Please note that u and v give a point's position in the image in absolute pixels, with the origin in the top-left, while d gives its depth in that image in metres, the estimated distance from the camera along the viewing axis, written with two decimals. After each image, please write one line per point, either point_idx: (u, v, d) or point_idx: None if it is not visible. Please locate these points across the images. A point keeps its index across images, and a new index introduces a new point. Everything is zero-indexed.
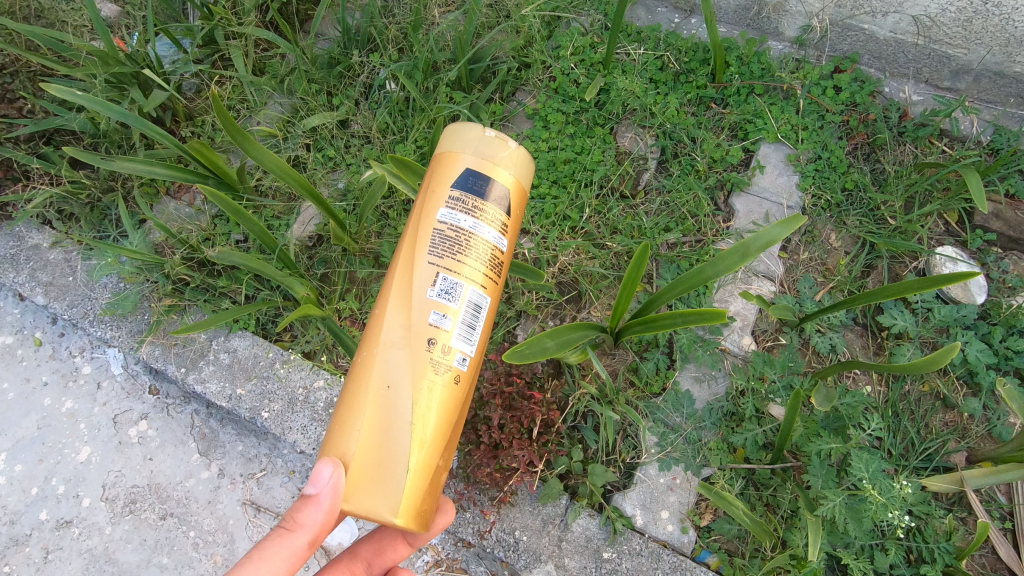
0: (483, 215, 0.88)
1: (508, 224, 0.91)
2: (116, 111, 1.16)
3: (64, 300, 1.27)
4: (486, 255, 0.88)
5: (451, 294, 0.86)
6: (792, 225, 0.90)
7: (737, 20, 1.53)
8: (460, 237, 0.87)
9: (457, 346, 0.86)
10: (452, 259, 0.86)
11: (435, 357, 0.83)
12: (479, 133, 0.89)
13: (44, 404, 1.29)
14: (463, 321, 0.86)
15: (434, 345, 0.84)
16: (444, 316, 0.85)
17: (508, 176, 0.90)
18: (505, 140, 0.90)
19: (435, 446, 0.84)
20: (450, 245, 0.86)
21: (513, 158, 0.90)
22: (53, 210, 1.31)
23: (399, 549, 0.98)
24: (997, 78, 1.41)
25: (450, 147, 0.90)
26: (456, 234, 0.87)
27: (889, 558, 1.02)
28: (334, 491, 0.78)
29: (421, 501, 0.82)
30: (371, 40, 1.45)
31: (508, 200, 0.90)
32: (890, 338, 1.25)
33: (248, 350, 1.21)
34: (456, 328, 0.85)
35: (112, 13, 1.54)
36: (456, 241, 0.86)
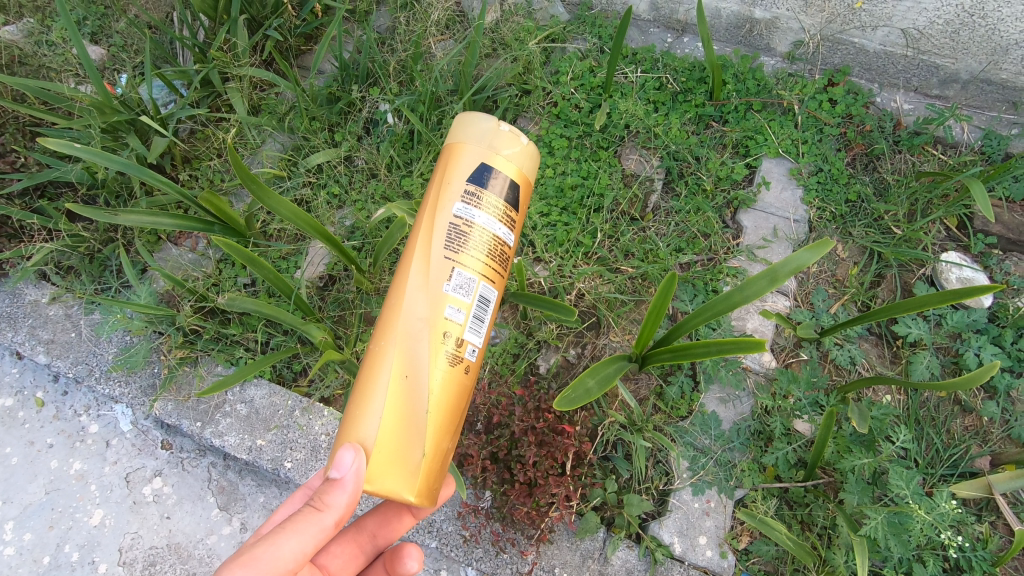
0: (493, 209, 0.87)
1: (515, 219, 0.91)
2: (116, 161, 1.09)
3: (68, 358, 1.23)
4: (496, 250, 0.88)
5: (465, 289, 0.84)
6: (820, 250, 0.91)
7: (729, 37, 1.54)
8: (474, 232, 0.86)
9: (468, 337, 0.85)
10: (465, 252, 0.85)
11: (450, 349, 0.83)
12: (490, 125, 0.87)
13: (50, 467, 1.23)
14: (474, 314, 0.85)
15: (449, 337, 0.83)
16: (458, 308, 0.84)
17: (516, 171, 0.88)
18: (518, 135, 0.89)
19: (448, 434, 0.83)
20: (463, 239, 0.85)
21: (520, 151, 0.89)
22: (52, 264, 1.27)
23: (404, 519, 0.96)
24: (984, 86, 1.42)
25: (460, 139, 0.88)
26: (470, 229, 0.86)
27: (928, 570, 1.03)
28: (358, 474, 0.75)
29: (434, 484, 0.81)
30: (369, 74, 1.44)
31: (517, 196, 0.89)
32: (906, 346, 1.26)
33: (266, 400, 1.18)
34: (469, 322, 0.85)
35: (97, 56, 1.50)
36: (470, 236, 0.85)
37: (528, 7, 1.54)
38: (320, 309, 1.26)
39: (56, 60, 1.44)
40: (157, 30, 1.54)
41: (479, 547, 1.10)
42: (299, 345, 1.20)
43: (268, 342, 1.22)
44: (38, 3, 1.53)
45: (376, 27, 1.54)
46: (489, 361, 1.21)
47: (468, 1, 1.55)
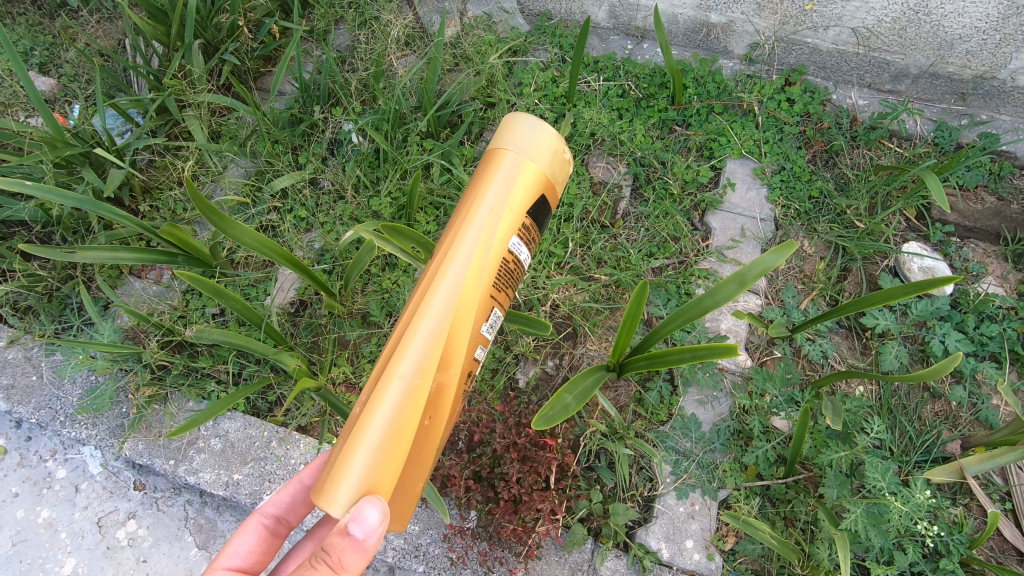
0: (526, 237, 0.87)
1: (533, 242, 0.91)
2: (71, 197, 1.05)
3: (30, 403, 1.18)
4: (516, 276, 0.88)
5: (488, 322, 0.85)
6: (784, 253, 0.91)
7: (688, 42, 1.56)
8: (508, 263, 0.85)
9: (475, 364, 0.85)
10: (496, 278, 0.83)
11: (462, 381, 0.83)
12: (553, 151, 0.85)
13: (17, 517, 1.19)
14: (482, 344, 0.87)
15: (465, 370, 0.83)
16: (478, 341, 0.84)
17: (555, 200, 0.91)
18: (568, 163, 0.89)
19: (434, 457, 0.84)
20: (500, 271, 0.84)
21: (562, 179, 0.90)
22: (8, 306, 1.23)
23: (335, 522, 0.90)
24: (934, 79, 1.46)
25: (527, 156, 0.82)
26: (507, 261, 0.85)
27: (908, 557, 1.05)
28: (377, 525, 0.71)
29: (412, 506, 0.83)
30: (331, 94, 1.43)
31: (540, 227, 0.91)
32: (875, 337, 1.29)
33: (241, 432, 1.15)
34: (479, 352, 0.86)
35: (47, 87, 1.46)
36: (506, 269, 0.85)
37: (488, 19, 1.54)
38: (293, 336, 1.24)
39: (4, 93, 1.40)
40: (108, 58, 1.50)
41: (467, 568, 1.09)
42: (272, 375, 1.18)
43: (240, 373, 1.19)
44: None
45: (335, 46, 1.53)
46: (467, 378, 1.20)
47: (427, 16, 1.54)
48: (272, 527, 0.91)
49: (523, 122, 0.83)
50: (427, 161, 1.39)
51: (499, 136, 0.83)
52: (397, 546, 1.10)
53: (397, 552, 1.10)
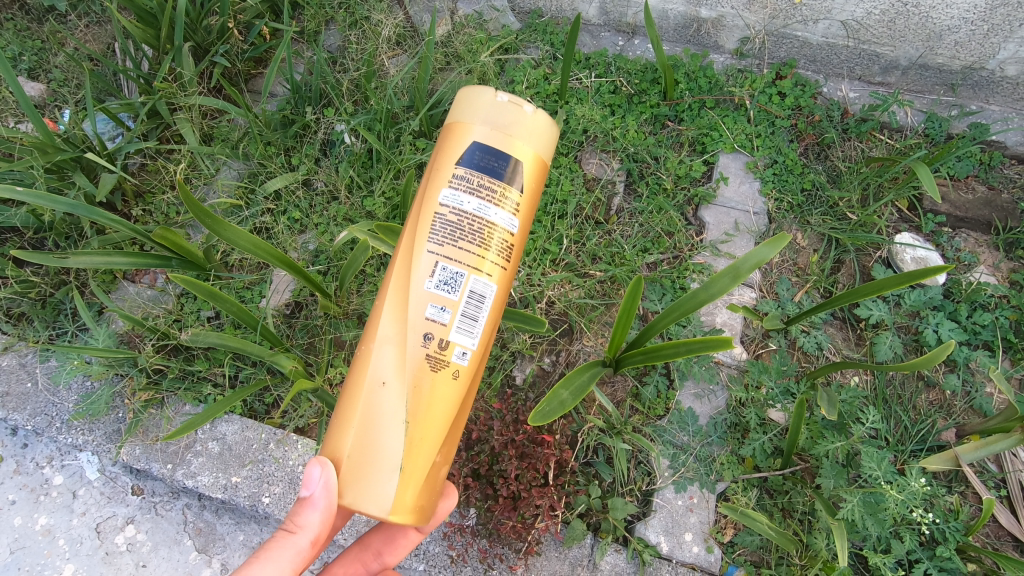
0: (492, 196, 0.83)
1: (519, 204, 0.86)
2: (62, 203, 1.05)
3: (25, 410, 1.18)
4: (495, 241, 0.84)
5: (451, 286, 0.82)
6: (777, 245, 0.93)
7: (678, 37, 1.56)
8: (462, 220, 0.83)
9: (455, 338, 0.81)
10: (461, 245, 0.82)
11: (431, 352, 0.80)
12: (489, 108, 0.85)
13: (14, 524, 1.18)
14: (463, 312, 0.82)
15: (432, 339, 0.81)
16: (442, 307, 0.81)
17: (531, 153, 0.85)
18: (521, 104, 0.85)
19: (436, 446, 0.80)
20: (449, 230, 0.82)
21: (527, 127, 0.85)
22: (1, 312, 1.22)
23: (411, 536, 0.95)
24: (923, 71, 1.47)
25: (467, 120, 0.85)
26: (459, 218, 0.83)
27: (905, 545, 1.06)
28: (333, 488, 0.76)
29: (424, 503, 0.79)
30: (323, 95, 1.42)
31: (518, 177, 0.85)
32: (869, 328, 1.30)
33: (239, 435, 1.15)
34: (456, 321, 0.82)
35: (36, 92, 1.45)
36: (458, 225, 0.82)
37: (479, 18, 1.54)
38: (289, 337, 1.24)
39: None
40: (97, 62, 1.49)
41: (467, 566, 1.09)
42: (269, 377, 1.17)
43: (236, 376, 1.19)
44: None
45: (326, 47, 1.53)
46: None
47: (417, 15, 1.54)
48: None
49: (467, 92, 0.87)
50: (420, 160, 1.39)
51: (452, 112, 0.88)
52: None
53: None
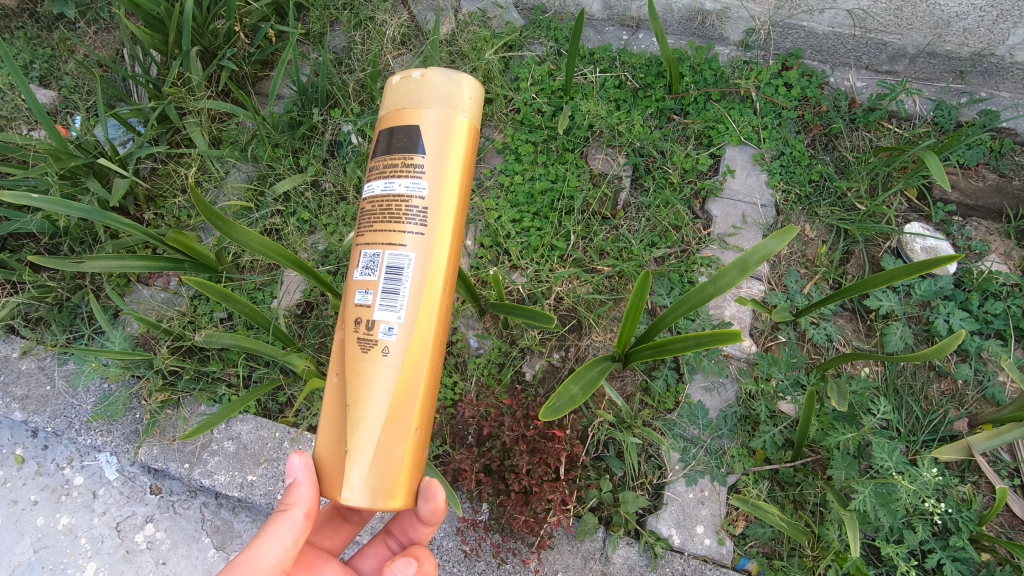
0: (395, 171, 0.90)
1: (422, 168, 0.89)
2: (77, 208, 1.07)
3: (45, 412, 1.20)
4: (405, 211, 0.88)
5: (372, 268, 0.87)
6: (785, 237, 0.93)
7: (683, 30, 1.55)
8: (373, 206, 0.90)
9: (380, 315, 0.85)
10: (373, 229, 0.89)
11: (361, 332, 0.85)
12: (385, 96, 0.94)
13: (37, 524, 1.21)
14: (384, 289, 0.86)
15: (361, 321, 0.86)
16: (366, 290, 0.87)
17: (418, 118, 0.90)
18: (409, 74, 0.92)
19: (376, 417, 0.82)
20: (369, 220, 0.90)
21: (416, 94, 0.91)
22: (20, 317, 1.25)
23: (418, 527, 0.93)
24: (931, 59, 1.46)
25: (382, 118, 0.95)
26: (373, 205, 0.91)
27: (918, 536, 1.06)
28: (309, 468, 0.81)
29: (376, 479, 0.80)
30: (329, 96, 1.43)
31: (413, 146, 0.89)
32: (879, 318, 1.30)
33: (253, 434, 1.17)
34: (377, 299, 0.86)
35: (48, 100, 1.47)
36: (371, 212, 0.90)
37: (483, 15, 1.54)
38: (301, 337, 1.26)
39: (5, 107, 1.41)
40: (107, 69, 1.51)
41: (481, 560, 1.11)
42: (282, 376, 1.19)
43: (250, 376, 1.21)
44: None
45: (331, 48, 1.54)
46: (475, 373, 1.22)
47: (421, 14, 1.55)
48: (340, 510, 0.96)
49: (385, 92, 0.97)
50: None
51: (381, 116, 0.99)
52: None
53: None
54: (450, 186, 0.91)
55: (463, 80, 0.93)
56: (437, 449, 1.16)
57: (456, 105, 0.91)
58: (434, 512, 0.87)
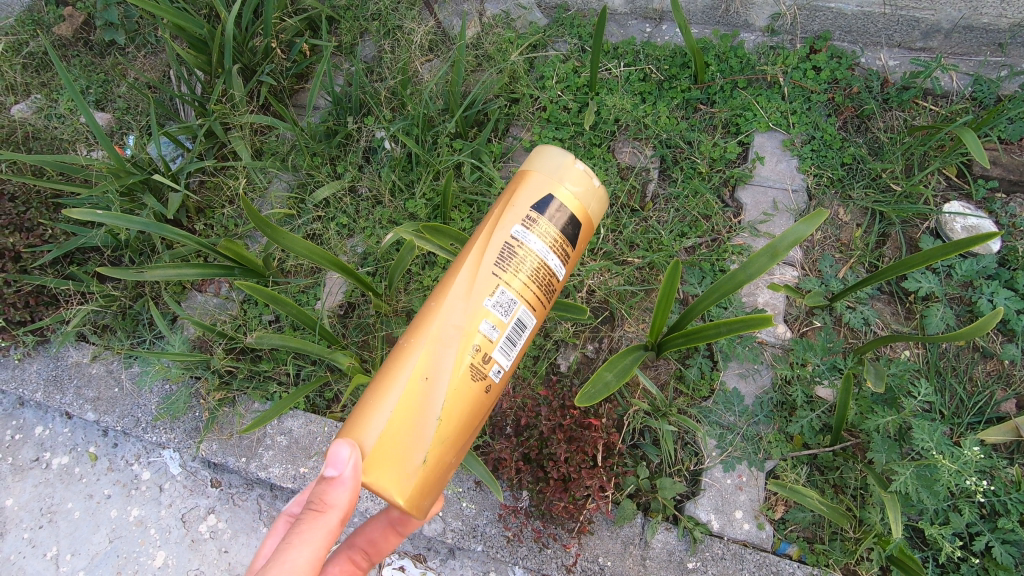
0: (553, 243, 0.89)
1: (569, 253, 0.92)
2: (137, 221, 1.15)
3: (114, 413, 1.30)
4: (547, 285, 0.90)
5: (505, 309, 0.86)
6: (815, 221, 0.94)
7: (706, 19, 1.54)
8: (518, 251, 0.88)
9: (495, 354, 0.86)
10: (515, 275, 0.87)
11: (476, 364, 0.84)
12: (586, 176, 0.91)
13: (111, 516, 1.31)
14: (506, 335, 0.87)
15: (479, 352, 0.84)
16: (493, 325, 0.86)
17: (579, 213, 0.90)
18: (590, 176, 0.91)
19: (457, 451, 0.84)
20: (513, 260, 0.88)
21: (589, 193, 0.91)
22: (89, 325, 1.35)
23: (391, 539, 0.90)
24: (967, 32, 1.42)
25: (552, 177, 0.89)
26: (520, 251, 0.88)
27: (964, 518, 1.05)
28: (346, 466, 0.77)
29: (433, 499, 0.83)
30: (362, 105, 1.49)
31: (572, 227, 0.91)
32: (919, 300, 1.27)
33: (303, 429, 1.24)
34: (500, 340, 0.86)
35: (104, 121, 1.57)
36: (519, 259, 0.88)
37: (507, 17, 1.57)
38: (344, 336, 1.32)
39: (67, 131, 1.52)
40: (156, 90, 1.61)
41: (523, 546, 1.14)
42: (329, 373, 1.25)
43: (299, 373, 1.27)
44: (43, 80, 1.61)
45: (362, 57, 1.59)
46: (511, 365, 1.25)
47: (447, 20, 1.60)
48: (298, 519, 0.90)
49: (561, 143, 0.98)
50: (459, 161, 1.45)
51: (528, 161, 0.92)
52: (455, 527, 1.17)
53: (456, 533, 1.16)
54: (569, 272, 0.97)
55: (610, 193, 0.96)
56: (477, 439, 1.20)
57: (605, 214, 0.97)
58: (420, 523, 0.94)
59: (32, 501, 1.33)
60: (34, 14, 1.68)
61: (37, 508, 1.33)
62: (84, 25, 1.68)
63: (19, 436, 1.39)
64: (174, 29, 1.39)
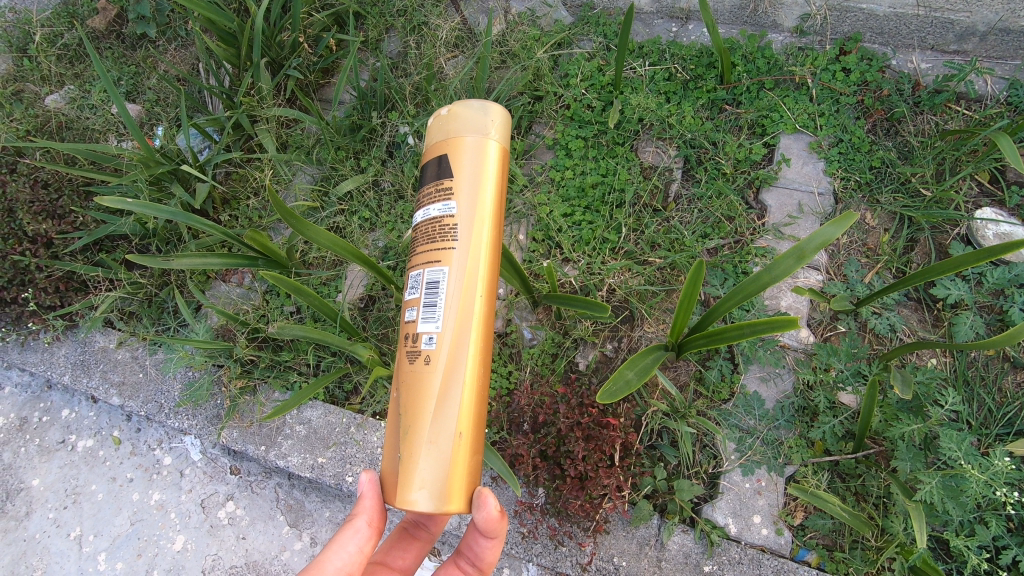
0: (441, 195, 0.94)
1: (449, 187, 0.94)
2: (165, 211, 1.17)
3: (138, 398, 1.33)
4: (441, 231, 0.93)
5: (415, 288, 0.93)
6: (844, 224, 0.91)
7: (734, 19, 1.52)
8: (417, 232, 0.97)
9: (422, 326, 0.90)
10: (416, 255, 0.95)
11: (409, 346, 0.90)
12: (485, 116, 0.95)
13: (132, 499, 1.33)
14: (424, 303, 0.91)
15: (409, 338, 0.91)
16: (411, 309, 0.92)
17: (466, 150, 0.94)
18: (436, 114, 0.98)
19: (431, 427, 0.85)
20: (415, 245, 0.97)
21: (442, 128, 0.97)
22: (116, 312, 1.38)
23: (481, 541, 0.90)
24: (1003, 35, 1.39)
25: (428, 144, 0.99)
26: (420, 231, 0.96)
27: (991, 531, 1.03)
28: (367, 482, 0.87)
29: (427, 482, 0.82)
30: (387, 100, 1.50)
31: (442, 167, 0.95)
32: (947, 308, 1.25)
33: (323, 419, 1.25)
34: (420, 313, 0.91)
35: (134, 112, 1.60)
36: (423, 236, 0.95)
37: (532, 15, 1.57)
38: (364, 328, 1.33)
39: (98, 121, 1.55)
40: (185, 82, 1.64)
41: (537, 542, 1.15)
42: (349, 365, 1.26)
43: (319, 364, 1.28)
44: (76, 71, 1.65)
45: (388, 53, 1.60)
46: (529, 363, 1.25)
47: (472, 17, 1.60)
48: (408, 529, 0.96)
49: None
50: None
51: None
52: None
53: None
54: (487, 207, 0.94)
55: (479, 107, 0.96)
56: (495, 435, 1.21)
57: (489, 128, 0.95)
58: (487, 523, 0.86)
59: (58, 482, 1.36)
60: (69, 6, 1.72)
61: (62, 489, 1.36)
62: (117, 18, 1.71)
63: (46, 418, 1.42)
64: (204, 23, 1.41)
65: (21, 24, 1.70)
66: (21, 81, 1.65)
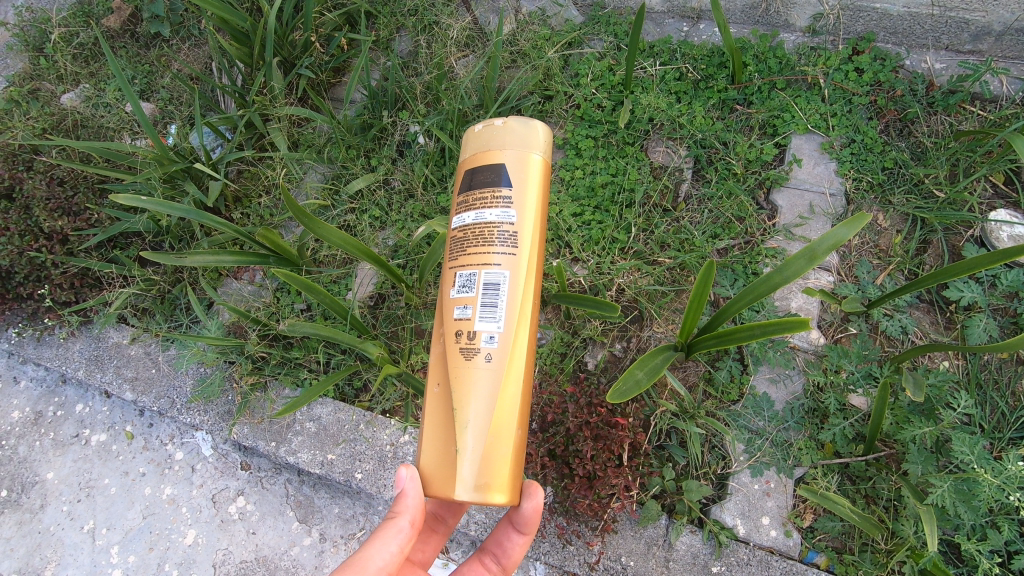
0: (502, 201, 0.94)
1: (509, 195, 0.94)
2: (178, 208, 1.18)
3: (151, 393, 1.34)
4: (500, 236, 0.92)
5: (469, 287, 0.91)
6: (855, 225, 0.91)
7: (746, 18, 1.51)
8: (468, 232, 0.94)
9: (481, 326, 0.89)
10: (469, 254, 0.93)
11: (463, 345, 0.89)
12: (542, 134, 0.97)
13: (145, 493, 1.35)
14: (482, 304, 0.90)
15: (461, 336, 0.90)
16: (464, 306, 0.91)
17: (533, 163, 0.95)
18: (491, 122, 0.98)
19: (490, 429, 0.86)
20: (464, 243, 0.94)
21: (499, 137, 0.96)
22: (130, 308, 1.40)
23: (512, 535, 0.94)
24: (1019, 35, 1.37)
25: (483, 146, 0.96)
26: (469, 231, 0.94)
27: (1003, 535, 1.02)
28: (411, 479, 0.86)
29: (486, 480, 0.84)
30: (398, 99, 1.51)
31: (503, 173, 0.94)
32: (960, 310, 1.24)
33: (332, 416, 1.26)
34: (477, 313, 0.90)
35: (148, 110, 1.62)
36: (476, 236, 0.93)
37: (543, 15, 1.57)
38: (374, 327, 1.34)
39: (112, 119, 1.57)
40: (198, 81, 1.65)
41: (545, 541, 1.15)
42: (358, 362, 1.27)
43: (329, 362, 1.29)
44: (91, 70, 1.67)
45: (398, 52, 1.61)
46: (538, 362, 1.25)
47: (483, 16, 1.60)
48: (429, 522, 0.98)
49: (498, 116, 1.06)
50: None
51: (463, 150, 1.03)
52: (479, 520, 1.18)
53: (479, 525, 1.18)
54: (536, 217, 0.95)
55: (539, 123, 0.97)
56: None
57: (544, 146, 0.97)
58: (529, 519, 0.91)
59: (71, 476, 1.38)
60: (84, 6, 1.74)
61: (76, 483, 1.38)
62: (131, 17, 1.73)
63: (60, 412, 1.44)
64: (217, 22, 1.42)
65: (37, 23, 1.72)
66: (38, 79, 1.68)
